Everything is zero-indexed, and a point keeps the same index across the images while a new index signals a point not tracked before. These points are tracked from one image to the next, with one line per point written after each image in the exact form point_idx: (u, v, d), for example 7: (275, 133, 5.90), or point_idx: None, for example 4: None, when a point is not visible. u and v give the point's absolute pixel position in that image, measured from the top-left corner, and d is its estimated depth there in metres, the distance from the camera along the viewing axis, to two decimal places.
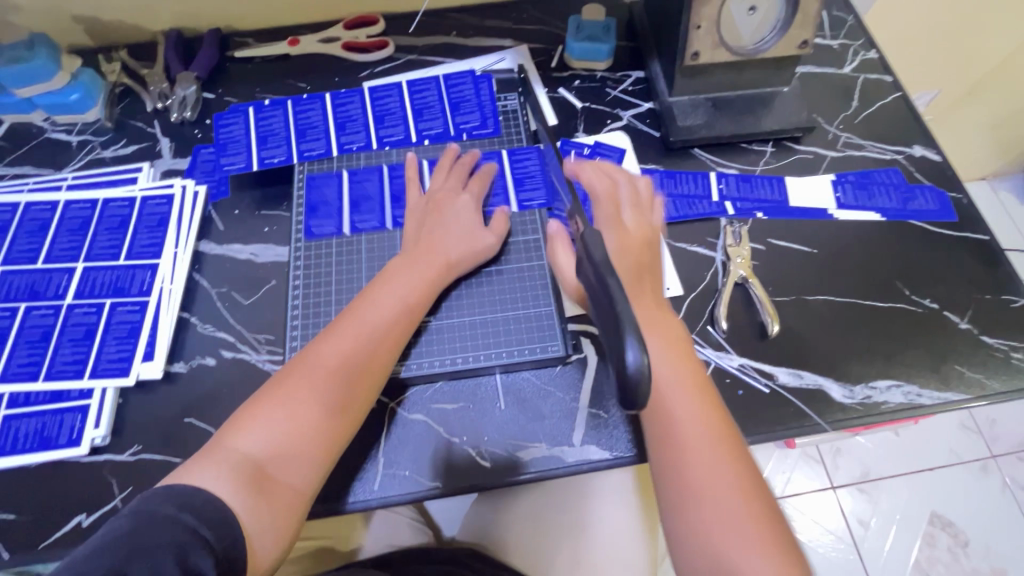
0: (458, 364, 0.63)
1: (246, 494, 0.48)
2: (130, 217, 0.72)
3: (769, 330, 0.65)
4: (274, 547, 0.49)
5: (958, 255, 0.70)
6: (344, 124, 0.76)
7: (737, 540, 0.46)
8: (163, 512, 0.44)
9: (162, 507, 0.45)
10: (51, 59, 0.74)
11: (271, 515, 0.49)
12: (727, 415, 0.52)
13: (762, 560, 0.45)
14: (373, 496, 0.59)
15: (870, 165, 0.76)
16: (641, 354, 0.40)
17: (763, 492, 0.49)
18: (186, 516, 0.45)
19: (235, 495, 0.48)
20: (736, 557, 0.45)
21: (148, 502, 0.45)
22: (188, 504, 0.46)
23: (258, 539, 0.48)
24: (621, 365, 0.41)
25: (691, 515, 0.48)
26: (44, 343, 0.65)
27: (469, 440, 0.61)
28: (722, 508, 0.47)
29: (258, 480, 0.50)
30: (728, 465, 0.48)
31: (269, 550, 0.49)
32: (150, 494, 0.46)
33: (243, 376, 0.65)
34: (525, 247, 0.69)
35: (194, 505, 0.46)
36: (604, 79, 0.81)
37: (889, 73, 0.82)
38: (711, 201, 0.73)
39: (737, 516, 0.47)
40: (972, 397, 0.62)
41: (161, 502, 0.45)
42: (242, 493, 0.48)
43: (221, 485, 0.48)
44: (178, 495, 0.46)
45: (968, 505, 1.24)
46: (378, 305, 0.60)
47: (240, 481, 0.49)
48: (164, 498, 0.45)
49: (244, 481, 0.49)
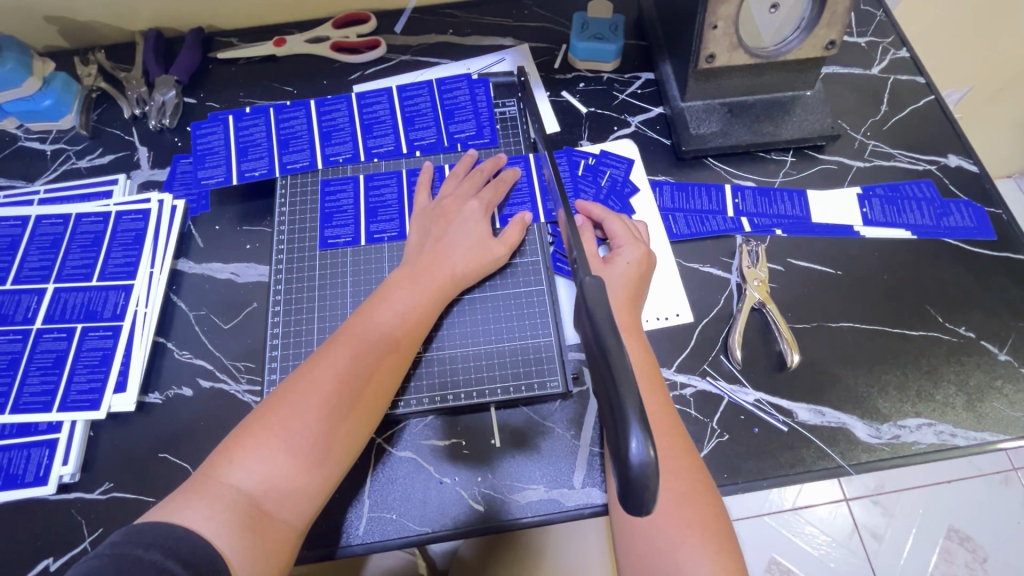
0: (451, 401, 0.58)
1: (242, 536, 0.43)
2: (104, 234, 0.67)
3: (788, 361, 0.60)
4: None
5: (997, 278, 0.64)
6: (330, 133, 0.71)
7: (686, 551, 0.46)
8: (146, 559, 0.39)
9: (145, 552, 0.39)
10: (21, 65, 0.69)
11: (266, 556, 0.44)
12: (681, 429, 0.52)
13: (710, 567, 0.45)
14: (359, 542, 0.55)
15: (899, 177, 0.70)
16: (648, 448, 0.35)
17: (702, 480, 0.49)
18: (172, 565, 0.40)
19: (228, 537, 0.43)
20: (687, 568, 0.45)
21: (128, 543, 0.40)
22: (174, 549, 0.41)
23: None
24: (622, 454, 0.35)
25: (640, 531, 0.48)
26: (11, 372, 0.61)
27: (463, 481, 0.57)
28: (676, 520, 0.47)
29: (256, 518, 0.45)
30: (679, 475, 0.49)
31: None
32: (133, 529, 0.41)
33: (219, 408, 0.61)
34: (524, 270, 0.64)
35: (181, 551, 0.41)
36: (611, 81, 0.76)
37: (922, 73, 0.76)
38: (725, 217, 0.67)
39: (684, 527, 0.47)
40: (1010, 437, 0.57)
41: (146, 546, 0.40)
42: (236, 534, 0.43)
43: (213, 525, 0.43)
44: (164, 539, 0.41)
45: (993, 523, 1.16)
46: (379, 321, 0.55)
47: (235, 521, 0.44)
48: (148, 541, 0.40)
49: (239, 520, 0.44)
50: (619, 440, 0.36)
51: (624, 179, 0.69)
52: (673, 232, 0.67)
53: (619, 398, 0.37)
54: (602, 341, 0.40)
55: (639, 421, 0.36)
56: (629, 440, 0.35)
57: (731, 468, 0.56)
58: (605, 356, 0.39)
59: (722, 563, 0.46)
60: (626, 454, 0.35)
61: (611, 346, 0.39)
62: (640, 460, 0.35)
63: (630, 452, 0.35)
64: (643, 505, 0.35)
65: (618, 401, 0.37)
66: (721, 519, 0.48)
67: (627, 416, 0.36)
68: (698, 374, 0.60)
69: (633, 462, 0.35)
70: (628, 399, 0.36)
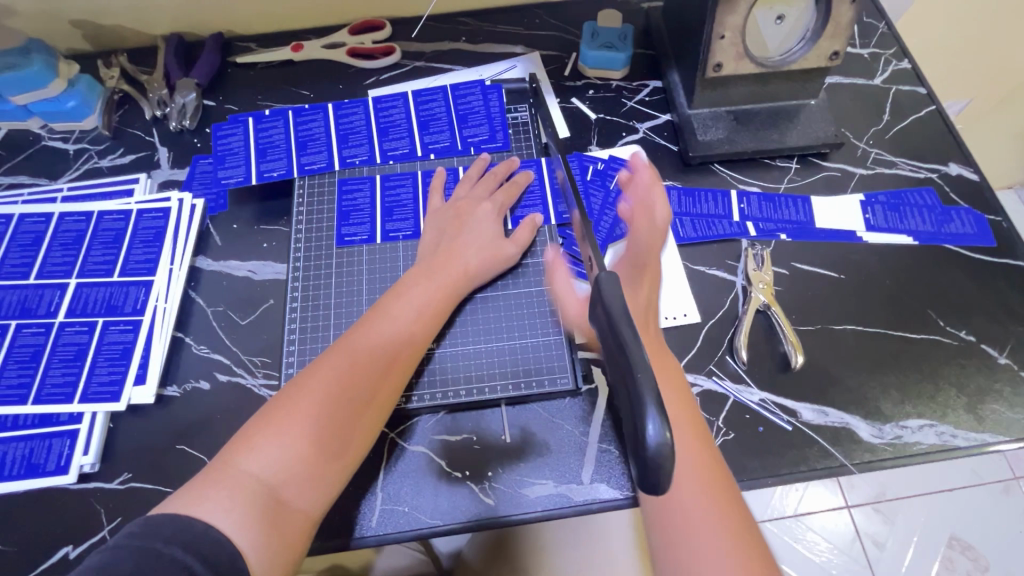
0: (462, 397, 0.60)
1: (261, 522, 0.45)
2: (124, 232, 0.69)
3: (793, 362, 0.61)
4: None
5: (997, 284, 0.66)
6: (347, 136, 0.73)
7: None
8: (166, 554, 0.40)
9: (166, 547, 0.41)
10: (48, 66, 0.72)
11: (283, 545, 0.46)
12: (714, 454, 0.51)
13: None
14: (371, 534, 0.56)
15: (901, 184, 0.71)
16: (664, 431, 0.37)
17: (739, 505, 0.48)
18: (191, 561, 0.41)
19: (248, 526, 0.44)
20: None
21: (148, 537, 0.41)
22: (193, 544, 0.42)
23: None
24: (639, 437, 0.37)
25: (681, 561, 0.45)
26: (34, 364, 0.62)
27: (473, 475, 0.58)
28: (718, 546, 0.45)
29: (273, 506, 0.46)
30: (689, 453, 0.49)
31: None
32: (152, 523, 0.42)
33: (236, 401, 0.63)
34: (534, 270, 0.65)
35: (201, 546, 0.42)
36: (620, 89, 0.78)
37: (923, 84, 0.77)
38: (731, 222, 0.69)
39: (699, 509, 0.46)
40: (1008, 438, 0.58)
41: (166, 541, 0.41)
42: (255, 524, 0.45)
43: (233, 513, 0.44)
44: (184, 533, 0.42)
45: (993, 530, 1.17)
46: (396, 316, 0.56)
47: (255, 510, 0.45)
48: (168, 535, 0.41)
49: (259, 507, 0.45)
50: (634, 421, 0.38)
51: None
52: (680, 235, 0.68)
53: (637, 385, 0.38)
54: (622, 328, 0.42)
55: (656, 406, 0.38)
56: (647, 421, 0.37)
57: (736, 465, 0.58)
58: (623, 345, 0.41)
59: (740, 543, 0.45)
60: (643, 437, 0.37)
61: (629, 338, 0.41)
62: (657, 443, 0.37)
63: (648, 434, 0.37)
64: (660, 485, 0.38)
65: (635, 386, 0.38)
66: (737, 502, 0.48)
67: (643, 400, 0.38)
68: (705, 373, 0.62)
69: (649, 442, 0.37)
70: (645, 385, 0.38)
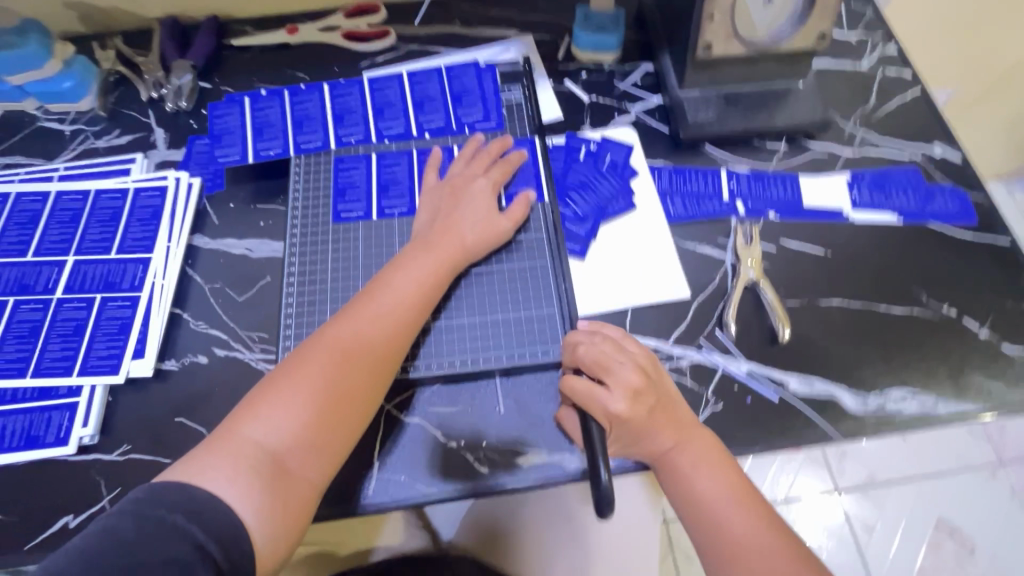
0: (456, 367, 0.61)
1: (264, 490, 0.46)
2: (121, 210, 0.70)
3: (780, 336, 0.63)
4: (287, 547, 0.46)
5: (979, 260, 0.67)
6: (342, 115, 0.74)
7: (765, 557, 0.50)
8: (169, 522, 0.41)
9: (169, 515, 0.41)
10: (42, 48, 0.72)
11: (287, 512, 0.47)
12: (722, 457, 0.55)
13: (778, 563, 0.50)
14: (369, 502, 0.57)
15: (887, 164, 0.73)
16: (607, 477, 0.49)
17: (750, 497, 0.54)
18: (194, 529, 0.41)
19: (254, 495, 0.45)
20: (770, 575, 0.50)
21: (151, 504, 0.42)
22: (197, 514, 0.42)
23: (273, 543, 0.45)
24: (593, 487, 0.49)
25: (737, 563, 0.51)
26: (32, 339, 0.63)
27: (467, 444, 0.59)
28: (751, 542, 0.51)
29: (277, 474, 0.47)
30: (700, 468, 0.54)
31: (281, 554, 0.46)
32: (157, 489, 0.43)
33: (233, 374, 0.63)
34: (528, 246, 0.66)
35: (203, 516, 0.42)
36: (613, 71, 0.79)
37: (909, 67, 0.79)
38: (721, 200, 0.70)
39: (715, 500, 0.53)
40: (988, 407, 0.60)
41: (168, 509, 0.41)
42: (259, 491, 0.46)
43: (238, 481, 0.45)
44: (188, 502, 0.43)
45: (980, 514, 1.19)
46: (395, 289, 0.57)
47: (257, 478, 0.46)
48: (170, 504, 0.42)
49: (262, 474, 0.46)
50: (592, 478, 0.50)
51: (624, 163, 0.72)
52: (671, 214, 0.70)
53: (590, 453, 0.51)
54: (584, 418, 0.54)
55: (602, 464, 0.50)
56: (598, 475, 0.49)
57: (725, 434, 0.59)
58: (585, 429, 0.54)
59: (754, 520, 0.52)
60: (595, 484, 0.49)
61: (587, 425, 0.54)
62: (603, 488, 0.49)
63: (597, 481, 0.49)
64: (608, 517, 0.49)
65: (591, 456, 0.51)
66: (749, 486, 0.54)
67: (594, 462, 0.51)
68: (695, 345, 0.63)
69: (599, 490, 0.49)
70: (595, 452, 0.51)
